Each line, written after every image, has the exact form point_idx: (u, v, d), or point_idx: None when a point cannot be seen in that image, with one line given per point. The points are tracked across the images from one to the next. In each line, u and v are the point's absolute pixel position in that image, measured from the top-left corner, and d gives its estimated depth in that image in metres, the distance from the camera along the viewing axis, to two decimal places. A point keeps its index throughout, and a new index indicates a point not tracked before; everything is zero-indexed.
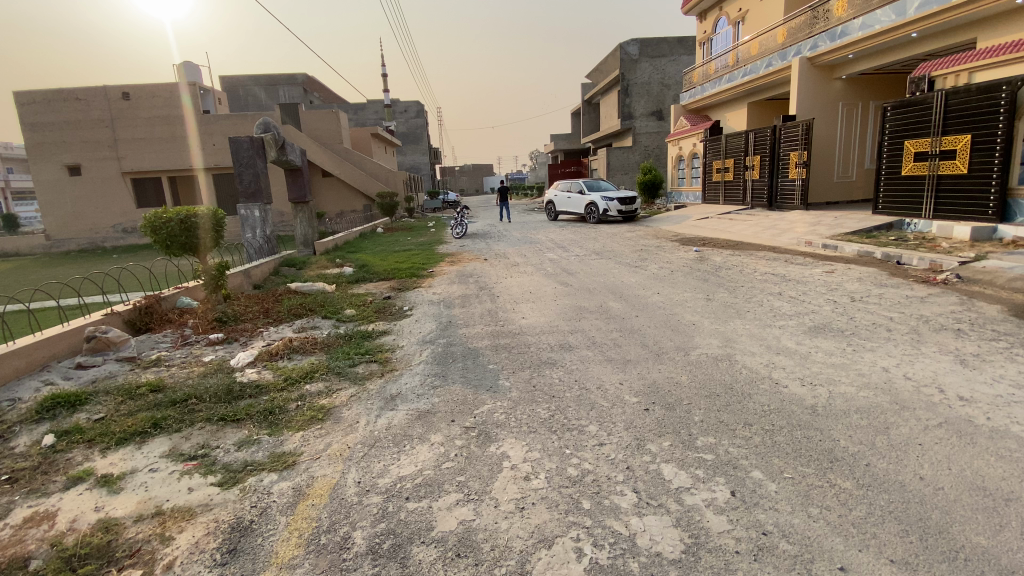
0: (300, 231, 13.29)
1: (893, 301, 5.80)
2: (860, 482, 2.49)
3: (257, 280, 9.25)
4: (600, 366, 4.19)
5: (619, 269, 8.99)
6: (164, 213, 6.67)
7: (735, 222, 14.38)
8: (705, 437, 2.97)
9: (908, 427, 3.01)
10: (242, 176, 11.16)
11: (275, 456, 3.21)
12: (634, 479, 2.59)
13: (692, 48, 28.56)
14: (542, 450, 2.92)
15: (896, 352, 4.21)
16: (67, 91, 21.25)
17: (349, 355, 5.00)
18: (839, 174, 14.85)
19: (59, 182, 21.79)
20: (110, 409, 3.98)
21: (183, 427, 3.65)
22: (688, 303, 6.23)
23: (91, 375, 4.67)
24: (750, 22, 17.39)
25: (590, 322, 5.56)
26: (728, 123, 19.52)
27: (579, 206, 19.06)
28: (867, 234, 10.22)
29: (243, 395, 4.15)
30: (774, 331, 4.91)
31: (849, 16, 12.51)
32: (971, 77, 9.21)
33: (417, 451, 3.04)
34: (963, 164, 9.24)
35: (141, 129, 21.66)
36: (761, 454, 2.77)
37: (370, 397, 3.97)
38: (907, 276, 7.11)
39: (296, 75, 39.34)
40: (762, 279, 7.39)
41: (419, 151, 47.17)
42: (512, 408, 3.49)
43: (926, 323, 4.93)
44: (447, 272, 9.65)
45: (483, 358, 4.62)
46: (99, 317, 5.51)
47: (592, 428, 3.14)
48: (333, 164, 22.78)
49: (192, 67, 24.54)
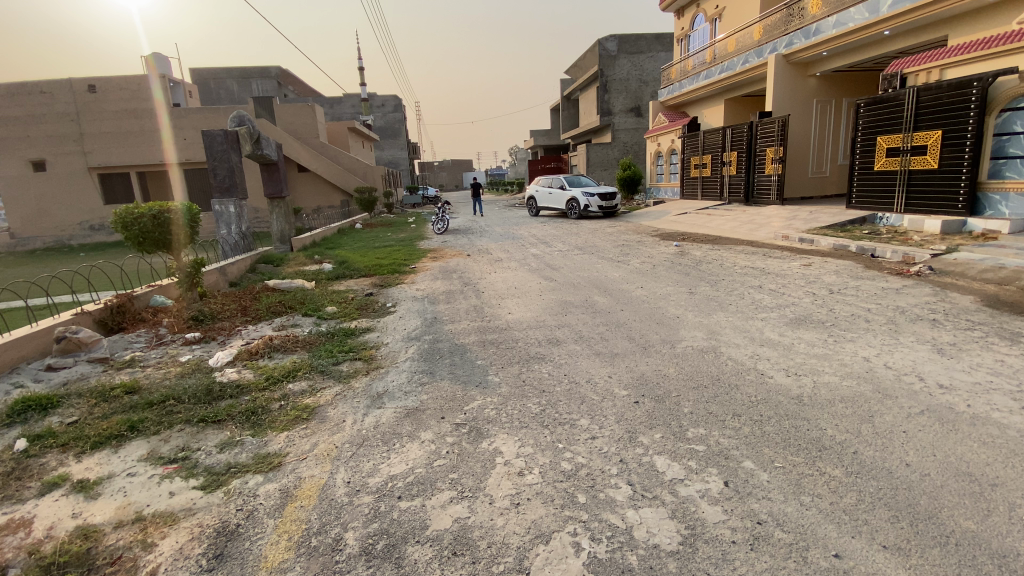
0: (277, 227, 12.97)
1: (870, 293, 5.94)
2: (849, 470, 2.55)
3: (233, 278, 9.01)
4: (588, 359, 4.19)
5: (602, 263, 9.02)
6: (136, 209, 6.41)
7: (713, 217, 14.58)
8: (697, 429, 2.98)
9: (892, 414, 3.08)
10: (216, 171, 10.85)
11: (259, 457, 3.12)
12: (628, 472, 2.59)
13: (669, 45, 28.85)
14: (535, 445, 2.89)
15: (876, 342, 4.31)
16: (30, 83, 20.37)
17: (333, 353, 4.91)
18: (813, 169, 15.15)
19: (23, 178, 20.92)
20: (83, 411, 3.83)
21: (162, 429, 3.52)
22: (671, 296, 6.27)
23: (62, 377, 4.48)
24: (726, 19, 17.63)
25: (576, 317, 5.56)
26: (705, 120, 19.75)
27: (559, 201, 19.07)
28: (841, 228, 10.45)
29: (224, 396, 4.03)
30: (757, 323, 4.97)
31: (823, 14, 12.76)
32: (942, 73, 9.50)
33: (408, 449, 2.99)
34: (934, 159, 9.52)
35: (109, 123, 20.90)
36: (752, 444, 2.80)
37: (356, 396, 3.89)
38: (881, 268, 7.31)
39: (270, 68, 38.51)
40: (743, 273, 7.50)
41: (397, 146, 46.65)
42: (503, 403, 3.46)
43: (903, 314, 5.06)
44: (430, 268, 9.54)
45: (471, 353, 4.58)
46: (68, 317, 5.28)
47: (584, 422, 3.13)
48: (310, 158, 22.35)
49: (163, 58, 23.74)
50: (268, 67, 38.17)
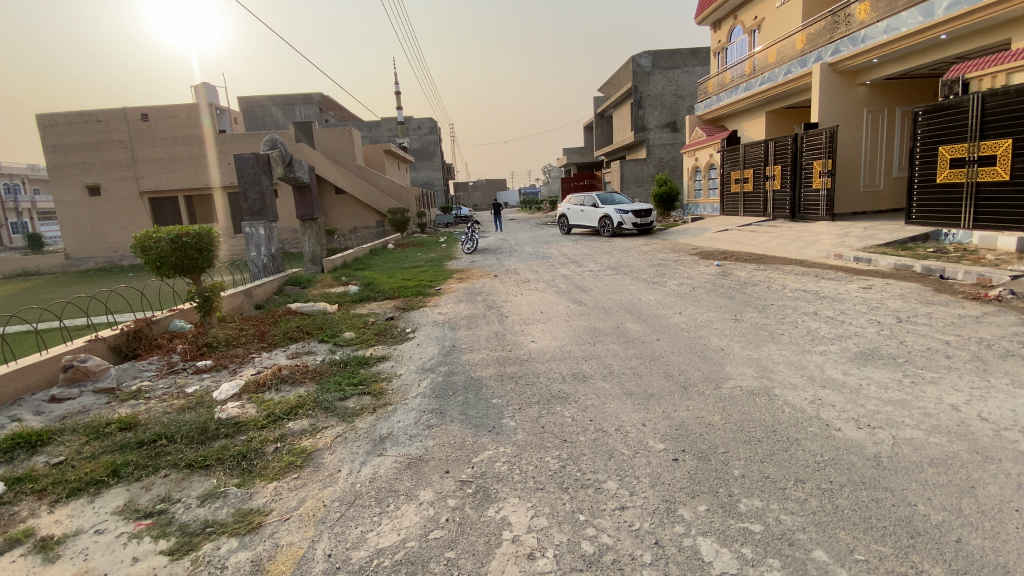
0: (308, 248, 12.90)
1: (946, 321, 5.19)
2: (953, 568, 1.96)
3: (259, 300, 8.91)
4: (619, 401, 3.68)
5: (636, 285, 8.49)
6: (155, 232, 6.36)
7: (756, 234, 13.74)
8: (751, 499, 2.43)
9: (997, 485, 2.45)
10: (247, 194, 10.93)
11: (240, 515, 2.74)
12: (665, 560, 2.08)
13: (705, 59, 28.17)
14: (551, 516, 2.41)
15: (963, 385, 3.61)
16: (88, 112, 21.61)
17: (341, 386, 4.53)
18: (865, 182, 14.16)
19: (79, 202, 22.07)
20: (72, 450, 3.62)
21: (146, 475, 3.24)
22: (714, 324, 5.67)
23: (61, 410, 4.30)
24: (767, 30, 16.94)
25: (606, 347, 5.07)
26: (745, 133, 18.95)
27: (592, 219, 18.59)
28: (901, 246, 9.51)
29: (219, 435, 3.72)
30: (815, 357, 4.35)
31: (872, 20, 12.01)
32: (1008, 78, 8.69)
33: (402, 514, 2.56)
34: (1005, 170, 8.59)
35: (159, 149, 21.88)
36: (822, 525, 2.23)
37: (357, 439, 3.50)
38: (954, 292, 6.48)
39: (312, 95, 39.90)
40: (793, 296, 6.82)
41: (432, 167, 47.41)
42: (517, 456, 3.00)
43: (990, 349, 4.32)
44: (455, 290, 9.21)
45: (487, 390, 4.12)
46: (81, 344, 5.18)
47: (611, 485, 2.63)
48: (345, 179, 22.68)
49: (210, 87, 24.92)
50: (310, 93, 39.56)
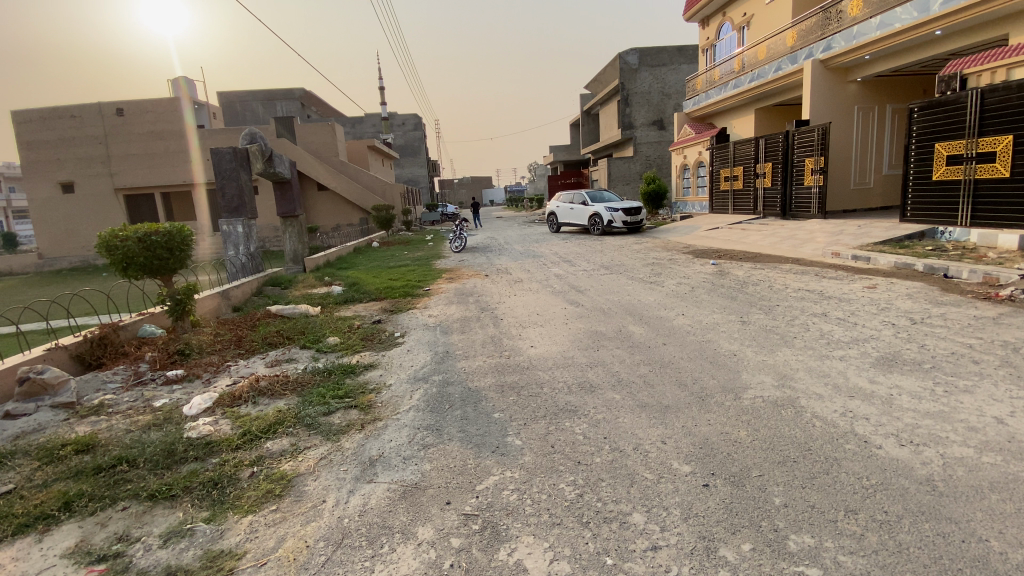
0: (290, 247, 12.25)
1: (963, 324, 4.96)
2: None
3: (236, 302, 8.40)
4: (633, 415, 3.36)
5: (633, 285, 8.20)
6: (122, 231, 5.87)
7: (748, 232, 13.59)
8: (800, 535, 2.13)
9: None
10: (224, 190, 10.39)
11: (208, 559, 2.36)
12: None
13: (692, 57, 28.07)
14: (573, 560, 2.08)
15: (1001, 395, 3.36)
16: (62, 107, 20.75)
17: (325, 399, 4.14)
18: (856, 180, 14.08)
19: (52, 200, 21.18)
20: (21, 477, 3.18)
21: (101, 508, 2.83)
22: (721, 327, 5.40)
23: (15, 428, 3.85)
24: (756, 26, 16.82)
25: (611, 352, 4.76)
26: (734, 131, 18.80)
27: (581, 216, 18.29)
28: (898, 244, 9.38)
29: (188, 458, 3.32)
30: (836, 364, 4.08)
31: (864, 16, 11.87)
32: (1009, 73, 8.43)
33: (398, 558, 2.20)
34: (1005, 166, 8.48)
35: (135, 145, 21.00)
36: (888, 568, 1.93)
37: (343, 462, 3.12)
38: (962, 292, 6.27)
39: (294, 89, 38.93)
40: (798, 296, 6.60)
41: (417, 164, 46.84)
42: (527, 483, 2.66)
43: (1017, 353, 4.10)
44: (444, 291, 8.83)
45: (486, 403, 3.77)
46: (39, 354, 4.71)
47: (638, 518, 2.31)
48: (328, 176, 22.08)
49: (190, 82, 24.29)
50: (291, 88, 38.61)
